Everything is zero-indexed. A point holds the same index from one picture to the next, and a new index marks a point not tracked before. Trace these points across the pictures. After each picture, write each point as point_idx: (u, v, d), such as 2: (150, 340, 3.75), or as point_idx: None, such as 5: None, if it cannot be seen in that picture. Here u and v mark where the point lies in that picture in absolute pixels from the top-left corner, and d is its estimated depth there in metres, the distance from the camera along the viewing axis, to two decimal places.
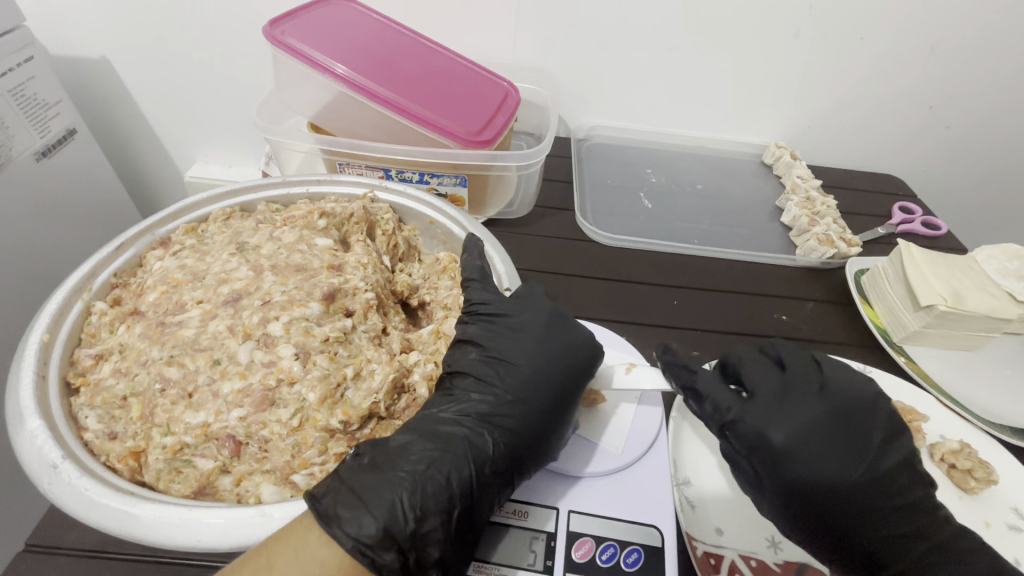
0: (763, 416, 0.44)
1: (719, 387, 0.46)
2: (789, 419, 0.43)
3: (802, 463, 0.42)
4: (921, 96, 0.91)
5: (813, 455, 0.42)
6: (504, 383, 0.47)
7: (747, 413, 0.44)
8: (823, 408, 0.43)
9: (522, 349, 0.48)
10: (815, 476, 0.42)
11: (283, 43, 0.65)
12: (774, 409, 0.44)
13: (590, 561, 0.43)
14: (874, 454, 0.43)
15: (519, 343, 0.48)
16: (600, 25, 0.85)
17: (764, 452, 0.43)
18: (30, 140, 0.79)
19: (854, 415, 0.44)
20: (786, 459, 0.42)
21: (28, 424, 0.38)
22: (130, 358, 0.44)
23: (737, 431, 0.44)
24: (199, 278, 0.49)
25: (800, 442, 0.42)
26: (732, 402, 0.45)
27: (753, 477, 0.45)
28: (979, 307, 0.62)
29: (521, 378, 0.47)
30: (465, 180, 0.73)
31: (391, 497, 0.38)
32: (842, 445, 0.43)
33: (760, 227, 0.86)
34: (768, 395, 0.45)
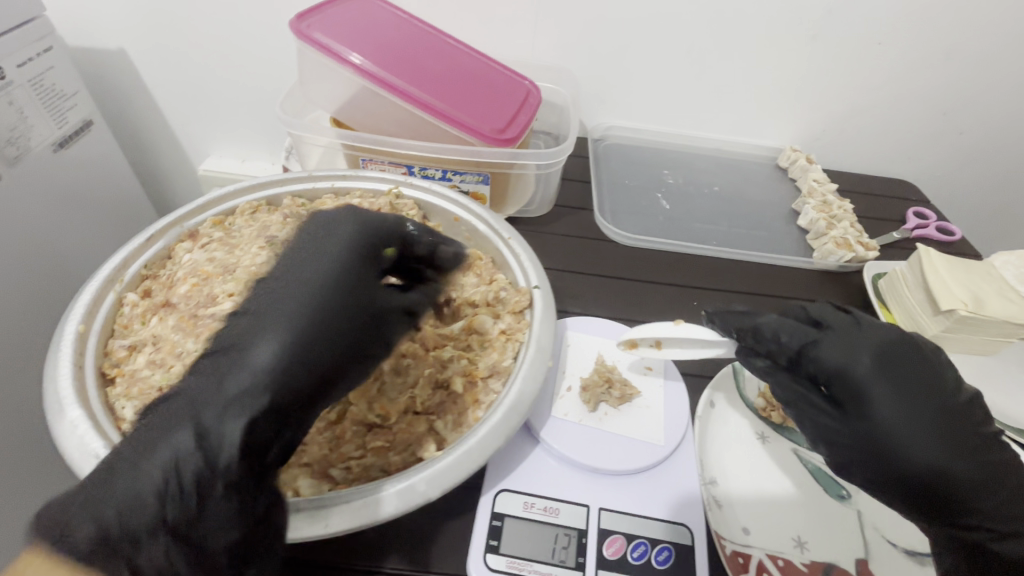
0: (843, 343, 0.44)
1: (792, 323, 0.47)
2: (868, 345, 0.44)
3: (885, 389, 0.42)
4: (938, 102, 0.92)
5: (893, 381, 0.42)
6: (293, 327, 0.37)
7: (824, 341, 0.45)
8: (896, 337, 0.45)
9: (318, 288, 0.39)
10: (893, 401, 0.42)
11: (310, 38, 0.66)
12: (852, 338, 0.45)
13: (621, 558, 0.43)
14: (950, 385, 0.43)
15: (319, 282, 0.39)
16: (620, 26, 0.85)
17: (845, 379, 0.43)
18: (49, 131, 0.79)
19: (925, 351, 0.44)
20: (870, 386, 0.42)
21: (68, 413, 0.38)
22: (166, 350, 0.44)
23: (811, 361, 0.45)
24: (231, 272, 0.50)
25: (881, 367, 0.43)
26: (805, 335, 0.46)
27: (824, 408, 0.45)
28: (1000, 312, 0.63)
29: (316, 320, 0.38)
30: (488, 178, 0.73)
31: (131, 484, 0.32)
32: (922, 372, 0.43)
33: (777, 230, 0.86)
34: (841, 328, 0.46)
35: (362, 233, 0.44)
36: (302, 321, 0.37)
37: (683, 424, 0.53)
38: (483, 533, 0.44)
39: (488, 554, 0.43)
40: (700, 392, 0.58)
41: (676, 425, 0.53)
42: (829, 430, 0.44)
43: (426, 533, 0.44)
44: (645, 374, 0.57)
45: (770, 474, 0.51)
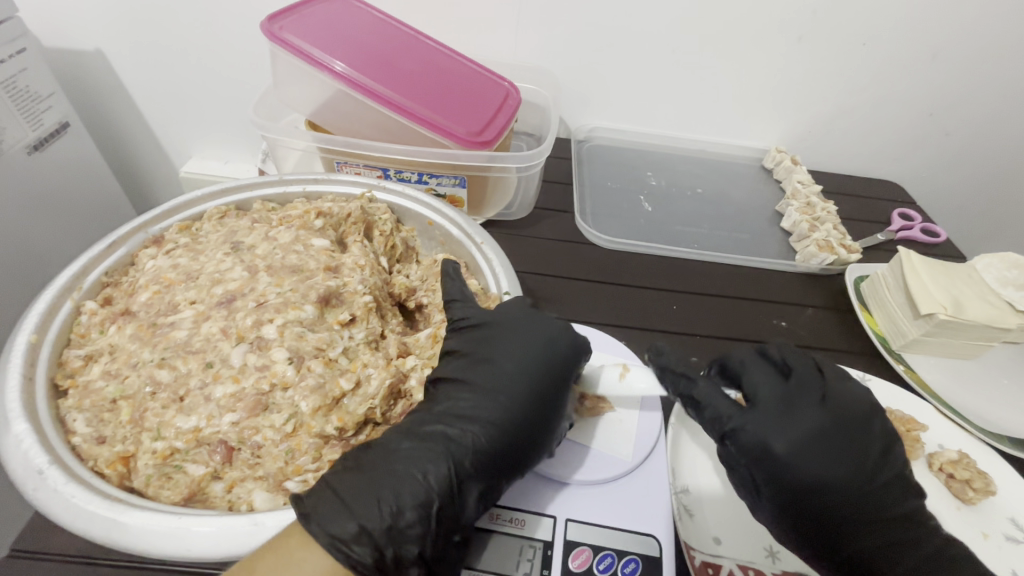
0: (763, 425, 0.44)
1: (716, 398, 0.45)
2: (791, 426, 0.43)
3: (804, 469, 0.42)
4: (923, 101, 0.91)
5: (811, 457, 0.43)
6: (503, 397, 0.44)
7: (745, 422, 0.44)
8: (822, 414, 0.44)
9: (527, 359, 0.46)
10: (808, 483, 0.42)
11: (282, 40, 0.65)
12: (775, 418, 0.44)
13: (587, 570, 0.43)
14: (873, 462, 0.43)
15: (514, 357, 0.46)
16: (601, 26, 0.84)
17: (767, 465, 0.43)
18: (23, 133, 0.78)
19: (853, 425, 0.44)
20: (789, 468, 0.42)
21: (13, 427, 0.37)
22: (121, 360, 0.43)
23: (734, 443, 0.44)
24: (193, 278, 0.48)
25: (799, 451, 0.43)
26: (730, 412, 0.45)
27: (748, 486, 0.44)
28: (979, 315, 0.62)
29: (515, 395, 0.44)
30: (465, 181, 0.72)
31: (411, 497, 0.39)
32: (841, 450, 0.43)
33: (760, 232, 0.86)
34: (767, 408, 0.44)
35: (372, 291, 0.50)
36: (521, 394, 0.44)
37: (657, 429, 0.51)
38: None
39: None
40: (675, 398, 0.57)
41: (651, 431, 0.51)
42: (748, 505, 0.44)
43: None
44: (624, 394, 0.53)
45: None
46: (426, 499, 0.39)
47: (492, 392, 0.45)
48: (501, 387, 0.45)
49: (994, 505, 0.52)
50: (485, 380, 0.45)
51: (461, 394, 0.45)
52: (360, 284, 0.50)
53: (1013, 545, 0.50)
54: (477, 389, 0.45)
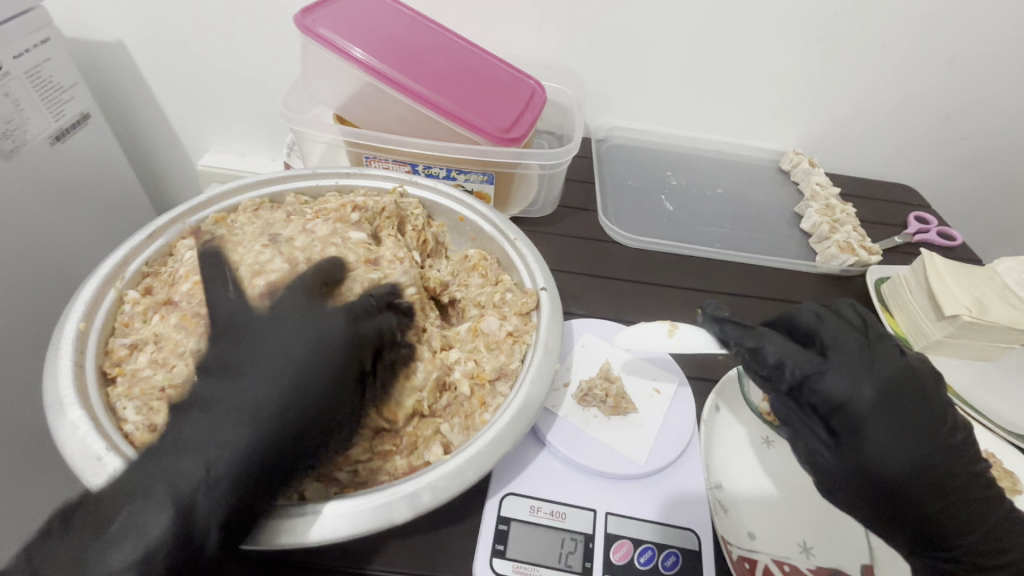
0: (846, 376, 0.42)
1: (791, 347, 0.43)
2: (871, 377, 0.42)
3: (880, 428, 0.41)
4: (941, 105, 0.92)
5: (883, 409, 0.41)
6: (276, 352, 0.41)
7: (827, 372, 0.42)
8: (901, 373, 0.43)
9: (293, 317, 0.43)
10: (883, 440, 0.41)
11: (316, 34, 0.65)
12: (857, 367, 0.42)
13: (628, 563, 0.44)
14: (940, 420, 0.43)
15: (281, 317, 0.43)
16: (624, 25, 0.84)
17: (843, 416, 0.41)
18: (46, 123, 0.77)
19: (919, 386, 0.44)
20: (869, 425, 0.41)
21: (69, 414, 0.38)
22: (168, 349, 0.43)
23: (813, 391, 0.42)
24: (234, 269, 0.49)
25: (880, 406, 0.41)
26: (811, 364, 0.42)
27: (823, 440, 0.43)
28: (1002, 317, 0.63)
29: (291, 350, 0.41)
30: (493, 177, 0.73)
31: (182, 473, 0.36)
32: (912, 409, 0.42)
33: (780, 233, 0.86)
34: (850, 358, 0.43)
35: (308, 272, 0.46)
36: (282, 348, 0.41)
37: (691, 426, 0.53)
38: (489, 537, 0.44)
39: (494, 559, 0.43)
40: (706, 395, 0.58)
41: (684, 429, 0.53)
42: (818, 460, 0.43)
43: (432, 536, 0.44)
44: (651, 395, 0.55)
45: (777, 479, 0.51)
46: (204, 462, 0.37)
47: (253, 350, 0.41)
48: (259, 346, 0.42)
49: None
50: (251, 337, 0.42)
51: (235, 349, 0.42)
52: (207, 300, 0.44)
53: None
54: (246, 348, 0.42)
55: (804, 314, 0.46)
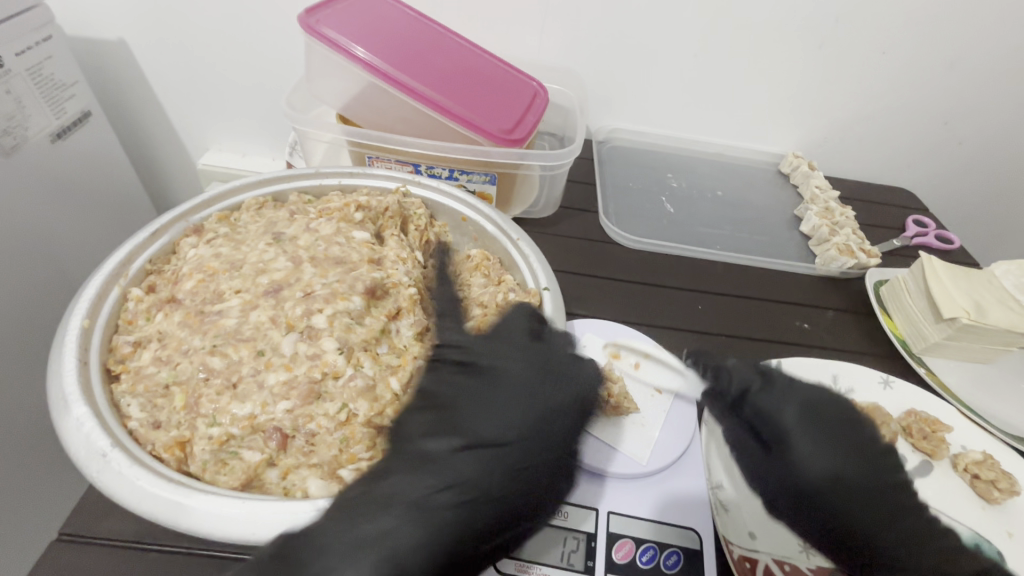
0: (778, 394, 0.46)
1: (739, 370, 0.48)
2: (800, 397, 0.46)
3: (806, 438, 0.44)
4: (939, 109, 0.92)
5: (810, 422, 0.45)
6: (519, 406, 0.42)
7: (761, 391, 0.46)
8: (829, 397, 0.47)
9: (516, 378, 0.44)
10: (811, 453, 0.43)
11: (319, 33, 0.65)
12: (789, 388, 0.47)
13: (630, 562, 0.44)
14: (871, 440, 0.45)
15: (504, 376, 0.44)
16: (626, 28, 0.85)
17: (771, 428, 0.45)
18: (47, 121, 0.77)
19: (850, 408, 0.47)
20: (797, 438, 0.44)
21: (73, 411, 0.38)
22: (171, 347, 0.43)
23: (749, 407, 0.46)
24: (237, 267, 0.49)
25: (807, 421, 0.45)
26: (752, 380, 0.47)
27: (758, 453, 0.46)
28: (1001, 321, 0.63)
29: (531, 401, 0.42)
30: (495, 178, 0.73)
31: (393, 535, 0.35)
32: (840, 426, 0.45)
33: (779, 235, 0.87)
34: (782, 380, 0.47)
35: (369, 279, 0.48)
36: (550, 409, 0.42)
37: (691, 426, 0.54)
38: None
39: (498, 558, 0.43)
40: None
41: (684, 429, 0.53)
42: (755, 473, 0.46)
43: None
44: (652, 396, 0.56)
45: None
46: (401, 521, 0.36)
47: (485, 412, 0.42)
48: (489, 404, 0.42)
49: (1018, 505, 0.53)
50: (478, 394, 0.42)
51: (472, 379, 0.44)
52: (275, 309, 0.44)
53: None
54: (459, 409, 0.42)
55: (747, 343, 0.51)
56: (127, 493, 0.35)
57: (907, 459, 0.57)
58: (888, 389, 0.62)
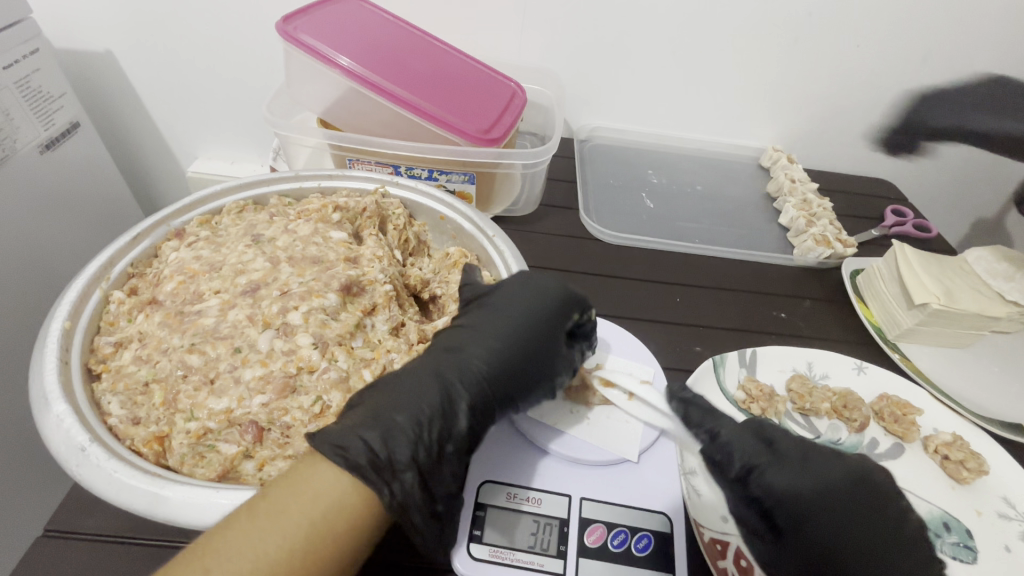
0: (786, 473, 0.43)
1: (741, 437, 0.45)
2: (797, 472, 0.43)
3: (784, 480, 0.42)
4: (916, 101, 0.94)
5: (807, 487, 0.42)
6: (514, 312, 0.50)
7: (769, 470, 0.43)
8: (851, 456, 0.48)
9: (519, 301, 0.51)
10: (792, 491, 0.42)
11: (297, 40, 0.66)
12: (794, 465, 0.43)
13: (602, 546, 0.45)
14: (874, 491, 0.42)
15: (511, 299, 0.51)
16: (604, 28, 0.86)
17: (788, 510, 0.42)
18: (35, 132, 0.78)
19: (857, 487, 0.42)
20: (803, 509, 0.41)
21: (54, 408, 0.39)
22: (151, 346, 0.45)
23: (758, 482, 0.43)
24: (216, 269, 0.50)
25: (808, 483, 0.42)
26: (757, 455, 0.44)
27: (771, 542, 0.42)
28: (971, 305, 0.65)
29: (522, 312, 0.51)
30: (474, 177, 0.74)
31: (416, 389, 0.43)
32: (858, 503, 0.41)
33: (760, 228, 0.88)
34: (789, 457, 0.44)
35: (385, 313, 0.51)
36: (541, 298, 0.52)
37: None
38: (467, 522, 0.46)
39: (472, 544, 0.44)
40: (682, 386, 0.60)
41: None
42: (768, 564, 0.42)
43: None
44: None
45: None
46: (417, 380, 0.44)
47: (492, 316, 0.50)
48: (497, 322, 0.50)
49: (989, 485, 0.54)
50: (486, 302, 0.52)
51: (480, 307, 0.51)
52: (309, 317, 0.45)
53: (1009, 522, 0.52)
54: (471, 330, 0.50)
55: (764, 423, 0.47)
56: (126, 493, 0.37)
57: (879, 442, 0.58)
58: (862, 375, 0.64)
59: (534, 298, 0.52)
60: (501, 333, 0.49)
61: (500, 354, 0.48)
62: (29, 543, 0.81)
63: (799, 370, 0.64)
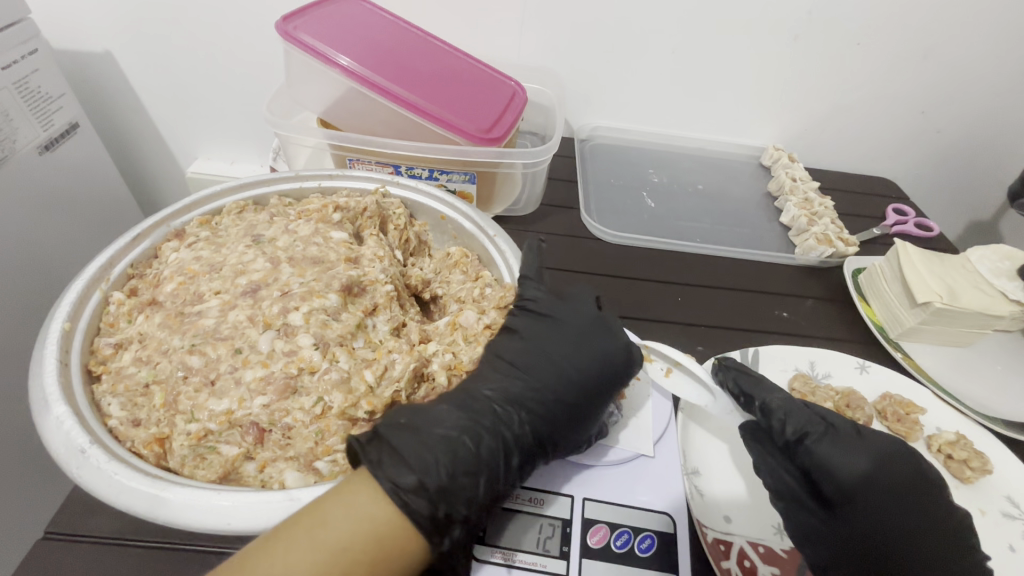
0: (839, 447, 0.47)
1: (795, 410, 0.49)
2: (850, 448, 0.47)
3: (835, 453, 0.47)
4: (918, 100, 0.94)
5: (858, 462, 0.46)
6: (576, 366, 0.50)
7: (822, 442, 0.47)
8: (892, 441, 0.48)
9: (586, 352, 0.50)
10: (844, 463, 0.46)
11: (297, 40, 0.66)
12: (846, 441, 0.47)
13: (605, 547, 0.45)
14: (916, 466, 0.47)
15: (575, 346, 0.51)
16: (605, 27, 0.86)
17: (835, 484, 0.46)
18: (34, 133, 0.78)
19: (900, 462, 0.47)
20: (853, 482, 0.46)
21: (54, 410, 0.39)
22: (151, 347, 0.45)
23: (807, 452, 0.47)
24: (217, 270, 0.50)
25: (860, 457, 0.46)
26: (810, 428, 0.48)
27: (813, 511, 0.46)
28: (974, 304, 0.64)
29: (583, 365, 0.50)
30: (474, 177, 0.74)
31: (474, 440, 0.43)
32: (903, 478, 0.46)
33: (761, 227, 0.88)
34: (842, 433, 0.48)
35: (386, 314, 0.50)
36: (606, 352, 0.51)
37: (666, 415, 0.55)
38: None
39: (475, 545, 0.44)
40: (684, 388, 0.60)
41: (658, 417, 0.55)
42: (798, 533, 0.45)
43: None
44: (632, 385, 0.58)
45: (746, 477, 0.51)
46: (476, 429, 0.43)
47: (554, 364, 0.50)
48: (551, 369, 0.49)
49: (992, 484, 0.54)
50: (547, 344, 0.51)
51: (539, 349, 0.50)
52: (310, 318, 0.45)
53: (1013, 521, 0.51)
54: (531, 373, 0.49)
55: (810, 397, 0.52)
56: (126, 495, 0.36)
57: None
58: (865, 374, 0.64)
59: (597, 349, 0.51)
60: (560, 385, 0.49)
61: (558, 407, 0.48)
62: (29, 545, 0.81)
63: (801, 369, 0.63)
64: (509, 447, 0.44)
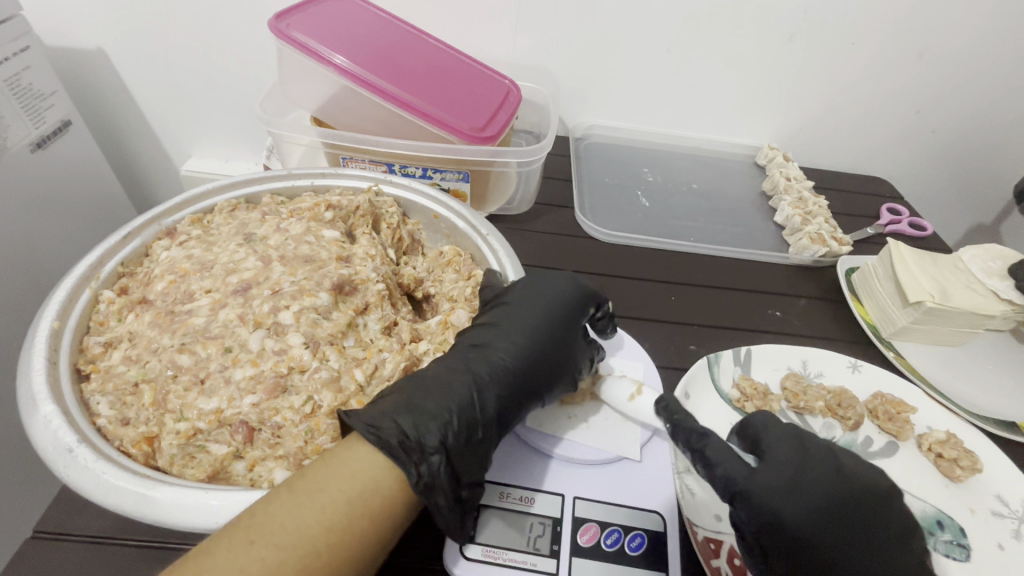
0: (771, 494, 0.42)
1: (726, 455, 0.44)
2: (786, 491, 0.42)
3: (773, 500, 0.41)
4: (912, 99, 0.94)
5: (798, 507, 0.41)
6: (533, 310, 0.52)
7: (755, 489, 0.42)
8: (835, 479, 0.42)
9: (541, 298, 0.53)
10: (782, 510, 0.41)
11: (290, 37, 0.66)
12: (780, 483, 0.42)
13: (595, 545, 0.45)
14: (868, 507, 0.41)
15: (532, 293, 0.54)
16: (599, 25, 0.86)
17: (777, 533, 0.41)
18: (26, 130, 0.78)
19: (850, 504, 0.41)
20: (798, 532, 0.41)
21: (41, 409, 0.39)
22: (141, 346, 0.45)
23: (744, 503, 0.42)
24: (207, 268, 0.49)
25: (803, 501, 0.41)
26: (740, 474, 0.43)
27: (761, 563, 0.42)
28: (965, 303, 0.64)
29: (540, 308, 0.52)
30: (468, 176, 0.74)
31: (443, 381, 0.45)
32: (851, 521, 0.41)
33: (755, 226, 0.88)
34: (778, 474, 0.43)
35: (378, 312, 0.50)
36: (560, 295, 0.54)
37: None
38: None
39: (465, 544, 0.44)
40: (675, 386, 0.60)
41: (650, 417, 0.55)
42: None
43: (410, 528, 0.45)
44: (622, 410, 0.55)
45: None
46: (446, 373, 0.46)
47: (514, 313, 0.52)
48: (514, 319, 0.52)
49: (982, 482, 0.54)
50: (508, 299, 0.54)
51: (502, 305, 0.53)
52: (301, 317, 0.45)
53: (1002, 520, 0.52)
54: (494, 325, 0.51)
55: (750, 428, 0.46)
56: (113, 494, 0.36)
57: (873, 441, 0.58)
58: (857, 373, 0.64)
59: (550, 293, 0.54)
60: (523, 328, 0.51)
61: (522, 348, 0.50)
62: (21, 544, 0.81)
63: (793, 368, 0.63)
64: (481, 385, 0.46)
